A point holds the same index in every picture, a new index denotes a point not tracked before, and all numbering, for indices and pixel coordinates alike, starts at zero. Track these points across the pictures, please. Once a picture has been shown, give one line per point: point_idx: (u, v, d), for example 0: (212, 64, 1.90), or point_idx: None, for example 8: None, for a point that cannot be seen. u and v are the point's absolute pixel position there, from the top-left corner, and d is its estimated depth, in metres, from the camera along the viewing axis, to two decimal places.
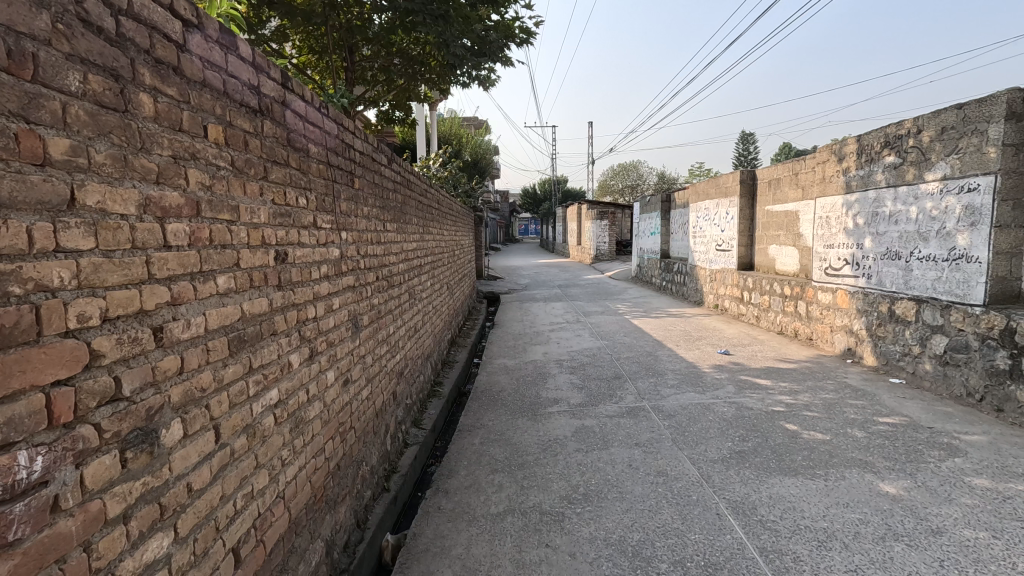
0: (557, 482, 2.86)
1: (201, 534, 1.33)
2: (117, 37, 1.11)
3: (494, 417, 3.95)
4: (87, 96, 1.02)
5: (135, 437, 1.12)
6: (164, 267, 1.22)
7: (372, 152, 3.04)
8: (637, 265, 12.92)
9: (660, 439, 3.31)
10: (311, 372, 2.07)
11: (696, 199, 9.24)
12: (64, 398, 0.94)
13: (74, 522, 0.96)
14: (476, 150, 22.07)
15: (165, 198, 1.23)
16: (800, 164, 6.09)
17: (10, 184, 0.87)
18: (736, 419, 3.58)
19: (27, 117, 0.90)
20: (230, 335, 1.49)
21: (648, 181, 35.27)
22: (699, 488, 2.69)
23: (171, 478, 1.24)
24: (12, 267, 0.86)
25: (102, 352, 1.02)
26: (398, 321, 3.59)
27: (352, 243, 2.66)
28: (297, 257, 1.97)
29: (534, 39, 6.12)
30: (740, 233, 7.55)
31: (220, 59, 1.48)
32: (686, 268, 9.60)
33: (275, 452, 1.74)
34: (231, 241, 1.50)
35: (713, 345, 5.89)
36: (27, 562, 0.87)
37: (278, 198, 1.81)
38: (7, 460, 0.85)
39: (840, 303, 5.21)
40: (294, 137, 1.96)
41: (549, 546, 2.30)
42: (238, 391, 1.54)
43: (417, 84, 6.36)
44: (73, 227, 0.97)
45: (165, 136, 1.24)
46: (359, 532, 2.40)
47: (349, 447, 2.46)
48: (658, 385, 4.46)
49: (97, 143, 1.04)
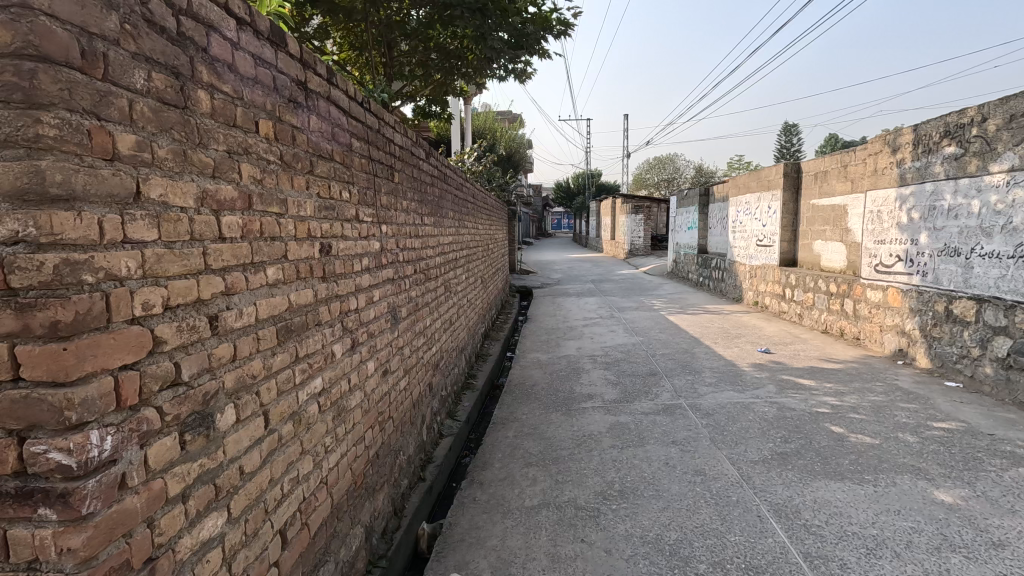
0: (592, 478, 2.84)
1: (252, 515, 1.39)
2: (178, 37, 1.15)
3: (528, 410, 3.96)
4: (151, 94, 1.06)
5: (193, 420, 1.17)
6: (219, 258, 1.26)
7: (411, 146, 3.08)
8: (673, 260, 12.66)
9: (698, 438, 3.24)
10: (352, 361, 2.12)
11: (737, 193, 8.97)
12: (131, 382, 0.99)
13: (139, 499, 1.01)
14: (510, 143, 22.05)
15: (220, 192, 1.28)
16: (849, 156, 5.83)
17: (84, 178, 0.91)
18: (778, 420, 3.47)
19: (98, 115, 0.94)
20: (278, 325, 1.54)
21: (684, 175, 34.44)
22: (739, 489, 2.62)
23: (226, 461, 1.29)
24: (86, 256, 0.91)
25: (164, 339, 1.08)
26: (434, 313, 3.63)
27: (392, 236, 2.71)
28: (340, 249, 2.01)
29: (572, 30, 6.01)
30: (783, 228, 7.30)
31: (271, 56, 1.52)
32: (724, 264, 9.35)
33: (319, 438, 1.80)
34: (280, 234, 1.55)
35: (753, 343, 5.73)
36: (98, 535, 0.92)
37: (323, 191, 1.85)
38: (82, 438, 0.90)
39: (891, 302, 4.97)
40: (337, 131, 1.99)
41: (585, 541, 2.29)
42: (286, 378, 1.59)
43: (453, 79, 6.38)
44: (138, 219, 1.01)
45: (220, 131, 1.28)
46: (396, 519, 2.46)
47: (388, 435, 2.52)
48: (695, 383, 4.37)
49: (159, 139, 1.09)
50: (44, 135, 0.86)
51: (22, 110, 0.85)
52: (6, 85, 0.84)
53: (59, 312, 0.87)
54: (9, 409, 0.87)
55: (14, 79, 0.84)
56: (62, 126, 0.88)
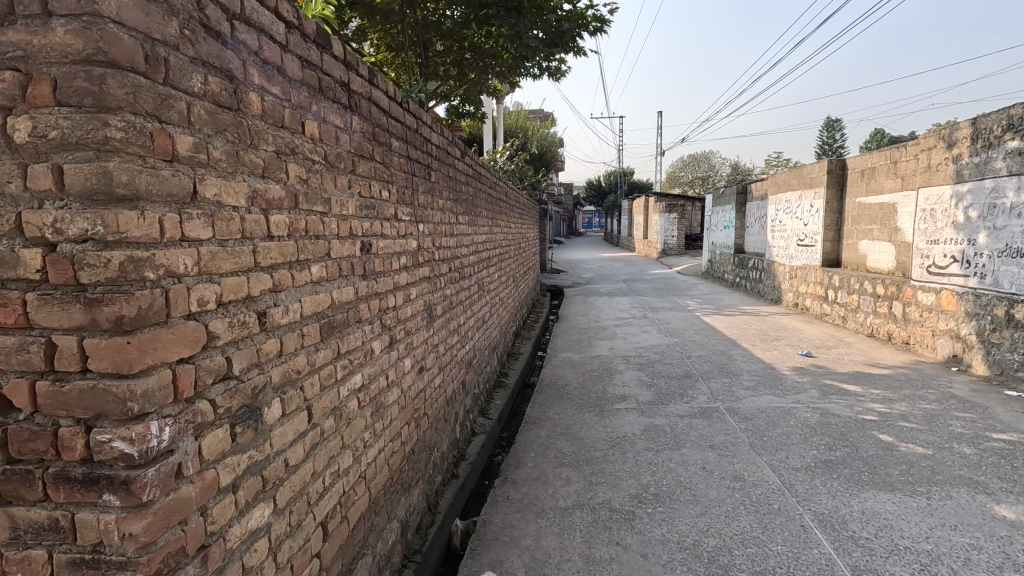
0: (627, 481, 2.81)
1: (296, 507, 1.42)
2: (232, 40, 1.18)
3: (561, 410, 3.94)
4: (207, 97, 1.10)
5: (243, 413, 1.21)
6: (268, 256, 1.30)
7: (447, 145, 3.11)
8: (708, 259, 12.38)
9: (736, 443, 3.16)
10: (390, 358, 2.15)
11: (777, 191, 8.68)
12: (186, 374, 1.03)
13: (193, 488, 1.05)
14: (541, 142, 21.99)
15: (270, 191, 1.31)
16: (899, 151, 5.56)
17: (147, 178, 0.94)
18: (822, 426, 3.35)
19: (160, 117, 0.98)
20: (322, 322, 1.58)
21: (720, 173, 33.62)
22: (780, 497, 2.54)
23: (272, 453, 1.33)
24: (149, 254, 0.94)
25: (217, 334, 1.11)
26: (468, 311, 3.66)
27: (428, 235, 2.74)
28: (380, 248, 2.04)
29: (607, 27, 5.95)
30: (826, 227, 7.03)
31: (316, 58, 1.55)
32: (762, 264, 9.08)
33: (358, 433, 1.83)
34: (324, 232, 1.58)
35: (793, 346, 5.54)
36: (157, 522, 0.96)
37: (364, 191, 1.88)
38: (143, 428, 0.94)
39: (945, 305, 4.72)
40: (378, 131, 2.01)
41: (620, 544, 2.26)
42: (328, 374, 1.62)
43: (488, 78, 6.40)
44: (195, 218, 1.05)
45: (269, 132, 1.32)
46: (430, 515, 2.49)
47: (423, 432, 2.54)
48: (733, 386, 4.26)
49: (215, 140, 1.12)
50: (112, 137, 0.90)
51: (92, 114, 0.88)
52: (78, 90, 0.88)
53: (124, 307, 0.90)
54: (78, 399, 0.91)
55: (86, 84, 0.88)
56: (128, 129, 0.91)
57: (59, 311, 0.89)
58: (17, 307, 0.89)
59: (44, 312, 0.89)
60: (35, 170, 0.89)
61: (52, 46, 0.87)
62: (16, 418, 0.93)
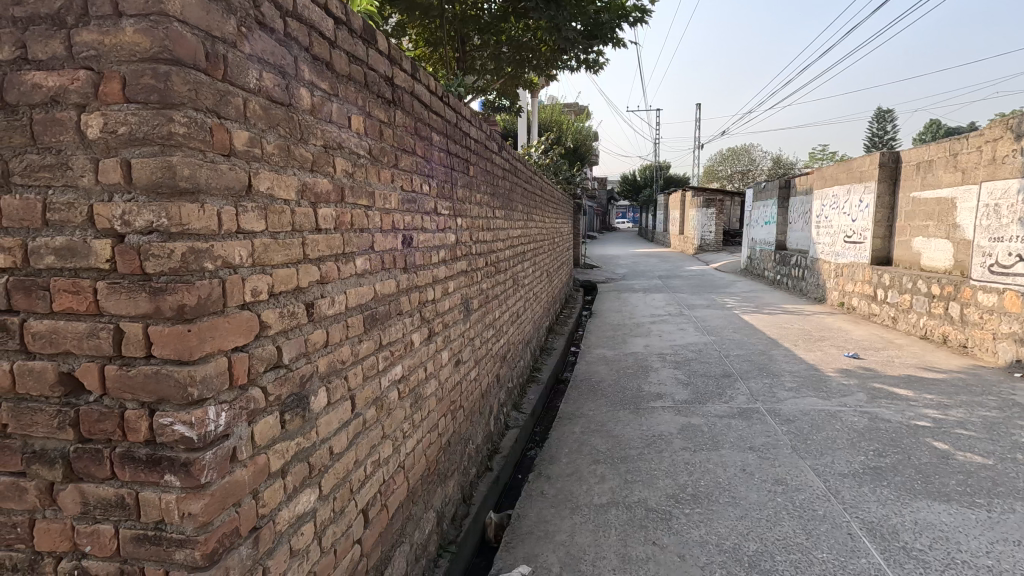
0: (663, 480, 2.76)
1: (340, 493, 1.46)
2: (284, 37, 1.21)
3: (595, 406, 3.91)
4: (262, 93, 1.13)
5: (291, 401, 1.24)
6: (316, 248, 1.33)
7: (485, 139, 3.11)
8: (747, 256, 12.03)
9: (778, 446, 3.06)
10: (428, 351, 2.18)
11: (823, 185, 8.34)
12: (241, 363, 1.06)
13: (246, 472, 1.09)
14: (575, 136, 21.77)
15: (318, 185, 1.34)
16: (958, 143, 5.25)
17: (207, 172, 0.97)
18: (871, 431, 3.21)
19: (219, 113, 1.01)
20: (365, 314, 1.60)
21: (761, 166, 32.51)
22: (825, 502, 2.45)
23: (318, 441, 1.36)
24: (208, 245, 0.98)
25: (269, 324, 1.15)
26: (503, 305, 3.67)
27: (466, 229, 2.75)
28: (420, 241, 2.07)
29: (647, 17, 5.84)
30: (876, 223, 6.71)
31: (363, 54, 1.57)
32: (806, 262, 8.76)
33: (398, 423, 1.86)
34: (368, 226, 1.61)
35: (839, 347, 5.33)
36: (213, 503, 1.00)
37: (406, 185, 1.90)
38: (201, 413, 0.97)
39: (1009, 307, 4.44)
40: (419, 125, 2.03)
41: (656, 544, 2.23)
42: (371, 364, 1.65)
43: (525, 71, 6.40)
44: (250, 211, 1.08)
45: (318, 127, 1.34)
46: (465, 507, 2.52)
47: (458, 424, 2.56)
48: (774, 387, 4.13)
49: (268, 135, 1.15)
50: (176, 133, 0.93)
51: (158, 110, 0.92)
52: (145, 88, 0.92)
53: (185, 295, 0.94)
54: (143, 383, 0.95)
55: (152, 82, 0.92)
56: (190, 124, 0.95)
57: (126, 299, 0.94)
58: (89, 295, 0.94)
59: (113, 300, 0.94)
60: (105, 164, 0.93)
61: (122, 45, 0.91)
62: (87, 400, 0.99)
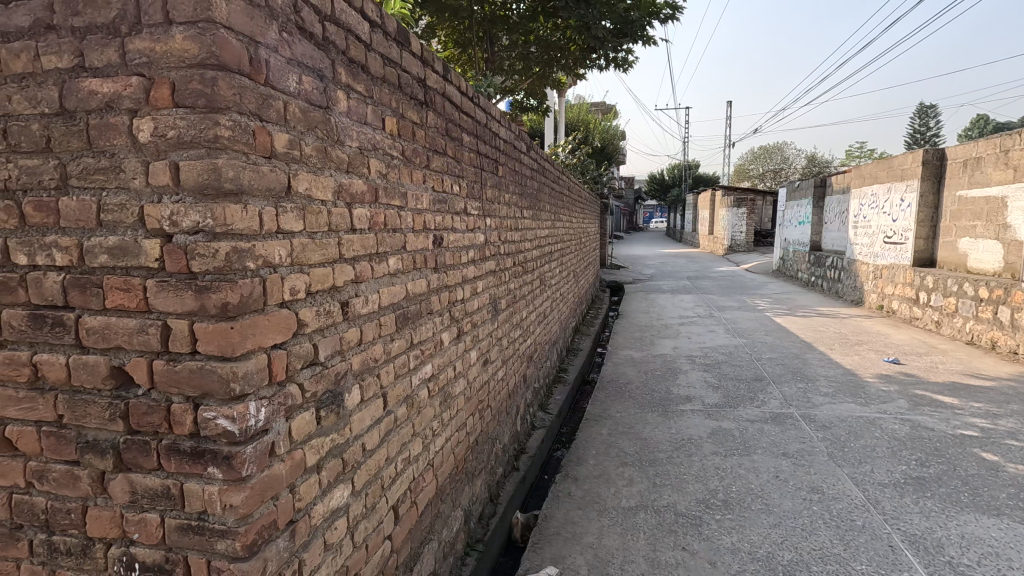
0: (694, 485, 2.71)
1: (371, 490, 1.48)
2: (323, 41, 1.23)
3: (622, 408, 3.87)
4: (301, 96, 1.15)
5: (327, 398, 1.27)
6: (351, 248, 1.35)
7: (514, 139, 3.12)
8: (780, 257, 11.72)
9: (813, 452, 2.97)
10: (457, 350, 2.19)
11: (861, 184, 8.05)
12: (280, 359, 1.09)
13: (284, 466, 1.11)
14: (602, 135, 21.59)
15: (353, 186, 1.36)
16: (1008, 139, 5.01)
17: (249, 174, 1.00)
18: (913, 439, 3.08)
19: (261, 116, 1.04)
20: (397, 312, 1.62)
21: (794, 165, 31.60)
22: (864, 513, 2.36)
23: (351, 437, 1.39)
24: (250, 245, 1.00)
25: (306, 322, 1.17)
26: (530, 305, 3.67)
27: (495, 229, 2.76)
28: (450, 241, 2.08)
29: (678, 14, 5.76)
30: (919, 223, 6.45)
31: (396, 56, 1.59)
32: (842, 263, 8.47)
33: (428, 421, 1.88)
34: (400, 226, 1.63)
35: (877, 351, 5.14)
36: (253, 495, 1.03)
37: (437, 185, 1.92)
38: (242, 408, 1.00)
39: None
40: (450, 126, 2.05)
41: (686, 550, 2.20)
42: (402, 363, 1.67)
43: (553, 71, 6.41)
44: (289, 212, 1.11)
45: (354, 128, 1.37)
46: (492, 506, 2.53)
47: (486, 423, 2.57)
48: (809, 391, 4.01)
49: (307, 137, 1.18)
50: (221, 135, 0.96)
51: (205, 114, 0.95)
52: (193, 93, 0.95)
53: (229, 293, 0.97)
54: (188, 378, 0.99)
55: (200, 87, 0.95)
56: (235, 128, 0.98)
57: (173, 296, 0.97)
58: (139, 293, 0.98)
59: (161, 297, 0.98)
60: (155, 166, 0.97)
61: (172, 52, 0.95)
62: (136, 393, 1.02)
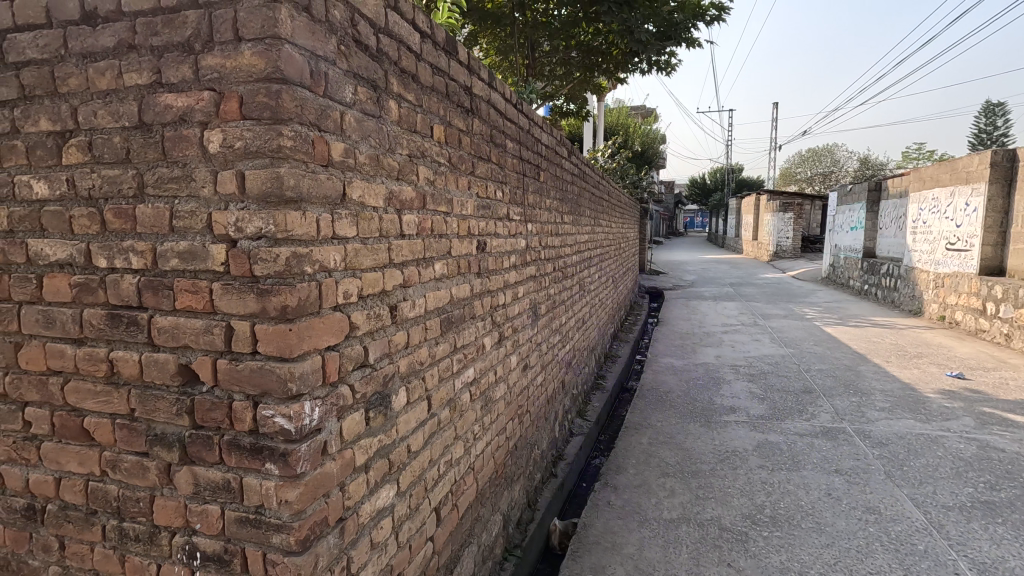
0: (739, 499, 2.62)
1: (415, 491, 1.51)
2: (377, 53, 1.28)
3: (663, 417, 3.78)
4: (356, 106, 1.19)
5: (375, 399, 1.30)
6: (400, 253, 1.38)
7: (556, 145, 3.12)
8: (830, 264, 11.22)
9: (869, 470, 2.83)
10: (498, 354, 2.20)
11: (921, 187, 7.63)
12: (333, 361, 1.12)
13: (335, 465, 1.15)
14: (642, 139, 21.29)
15: (403, 193, 1.39)
16: None
17: (308, 182, 1.04)
18: (980, 460, 2.89)
19: (320, 126, 1.08)
20: (442, 316, 1.65)
21: (845, 168, 30.21)
22: (927, 536, 2.23)
23: (397, 438, 1.41)
24: (308, 250, 1.04)
25: (357, 325, 1.21)
26: (569, 310, 3.65)
27: (536, 234, 2.77)
28: (493, 247, 2.10)
29: (724, 15, 5.65)
30: (986, 228, 6.05)
31: (445, 65, 1.63)
32: (899, 271, 8.03)
33: (469, 425, 1.89)
34: (446, 231, 1.66)
35: (939, 365, 4.83)
36: (307, 492, 1.06)
37: (481, 191, 1.94)
38: (298, 408, 1.04)
39: None
40: (495, 133, 2.07)
41: (732, 566, 2.13)
42: (446, 366, 1.70)
43: (594, 75, 6.39)
44: (343, 218, 1.15)
45: (404, 137, 1.40)
46: (530, 512, 2.52)
47: (525, 428, 2.57)
48: (863, 406, 3.81)
49: (361, 145, 1.21)
50: (284, 146, 1.00)
51: (270, 125, 1.00)
52: (259, 105, 1.00)
53: (288, 296, 1.01)
54: (249, 376, 1.03)
55: (265, 100, 0.99)
56: (296, 138, 1.02)
57: (237, 299, 1.02)
58: (206, 295, 1.04)
59: (226, 299, 1.03)
60: (223, 176, 1.02)
61: (241, 67, 1.00)
62: (201, 390, 1.08)
